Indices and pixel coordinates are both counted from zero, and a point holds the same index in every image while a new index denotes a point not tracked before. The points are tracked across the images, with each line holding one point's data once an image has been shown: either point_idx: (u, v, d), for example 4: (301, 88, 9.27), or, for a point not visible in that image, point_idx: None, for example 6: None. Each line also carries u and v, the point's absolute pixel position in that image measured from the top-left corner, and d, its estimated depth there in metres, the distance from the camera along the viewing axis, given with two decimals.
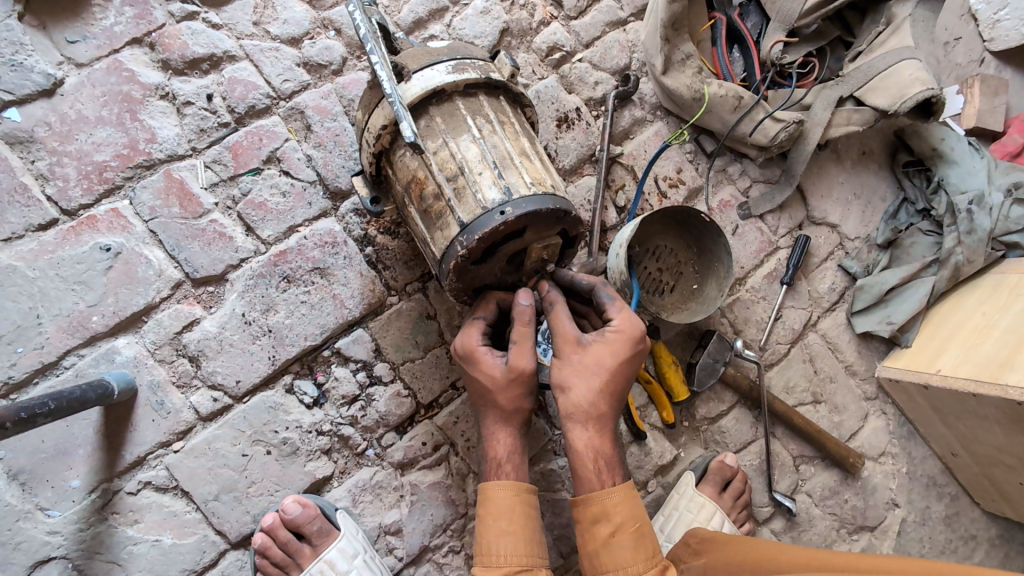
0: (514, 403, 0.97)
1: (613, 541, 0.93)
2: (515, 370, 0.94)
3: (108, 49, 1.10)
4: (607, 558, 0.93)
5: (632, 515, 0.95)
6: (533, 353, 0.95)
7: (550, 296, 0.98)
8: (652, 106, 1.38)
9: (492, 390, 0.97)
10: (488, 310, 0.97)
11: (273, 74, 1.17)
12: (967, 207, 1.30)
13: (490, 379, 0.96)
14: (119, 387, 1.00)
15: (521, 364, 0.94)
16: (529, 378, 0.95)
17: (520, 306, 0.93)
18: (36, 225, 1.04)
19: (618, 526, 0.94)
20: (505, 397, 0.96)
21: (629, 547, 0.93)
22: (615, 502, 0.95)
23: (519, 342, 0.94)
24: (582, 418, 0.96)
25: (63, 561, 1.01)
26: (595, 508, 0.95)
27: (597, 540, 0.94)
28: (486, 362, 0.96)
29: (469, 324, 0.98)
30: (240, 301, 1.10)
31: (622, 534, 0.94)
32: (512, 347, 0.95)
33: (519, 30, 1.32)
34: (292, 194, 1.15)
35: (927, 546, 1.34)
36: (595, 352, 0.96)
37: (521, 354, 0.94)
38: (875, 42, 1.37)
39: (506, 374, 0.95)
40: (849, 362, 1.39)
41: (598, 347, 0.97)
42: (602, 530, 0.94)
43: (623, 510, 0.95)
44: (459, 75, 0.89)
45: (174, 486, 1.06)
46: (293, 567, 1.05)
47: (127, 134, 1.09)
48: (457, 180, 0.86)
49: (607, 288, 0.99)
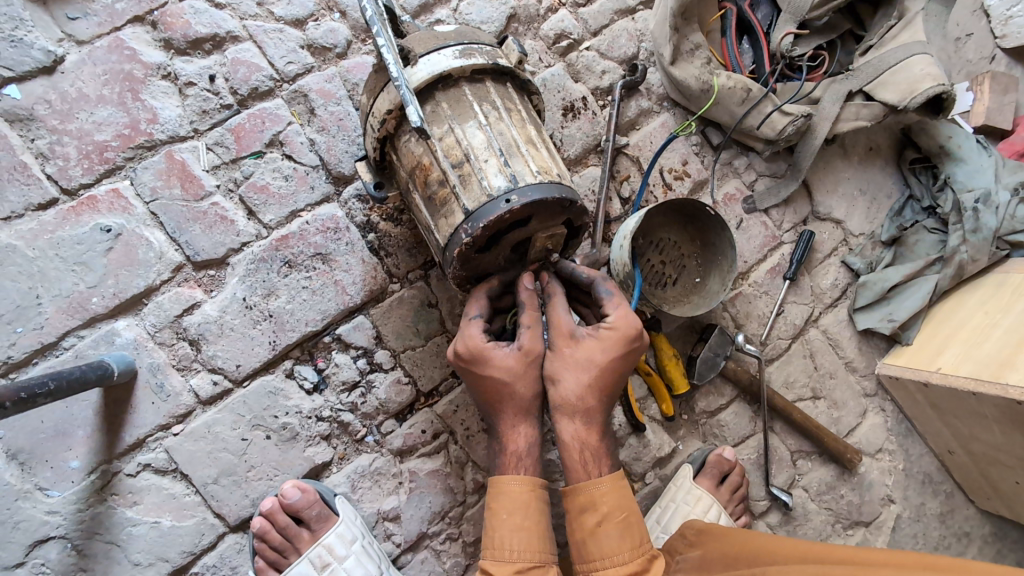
0: (530, 389, 0.97)
1: (599, 531, 0.93)
2: (530, 351, 0.96)
3: (109, 26, 1.08)
4: (594, 548, 0.93)
5: (619, 506, 0.95)
6: (541, 336, 0.97)
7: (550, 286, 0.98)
8: (659, 97, 1.37)
9: (509, 381, 0.96)
10: (477, 306, 0.96)
11: (277, 56, 1.15)
12: (973, 206, 1.29)
13: (503, 371, 0.95)
14: (118, 368, 1.00)
15: (533, 346, 0.96)
16: (540, 359, 0.97)
17: (526, 290, 0.95)
18: (36, 205, 1.03)
19: (604, 515, 0.94)
20: (523, 384, 0.96)
21: (616, 536, 0.93)
22: (600, 493, 0.95)
23: (530, 325, 0.95)
24: (570, 410, 0.97)
25: (60, 541, 1.01)
26: (582, 497, 0.95)
27: (583, 530, 0.94)
28: (497, 356, 0.95)
29: (468, 322, 0.95)
30: (241, 285, 1.10)
31: (608, 523, 0.94)
32: (524, 331, 0.95)
33: (527, 16, 1.31)
34: (294, 178, 1.14)
35: (920, 542, 1.35)
36: (589, 348, 0.96)
37: (533, 337, 0.96)
38: (886, 36, 1.36)
39: (519, 360, 0.95)
40: (850, 359, 1.39)
41: (591, 342, 0.96)
42: (589, 519, 0.94)
43: (609, 500, 0.95)
44: (466, 60, 0.88)
45: (173, 469, 1.06)
46: (291, 552, 1.05)
47: (128, 114, 1.07)
48: (462, 168, 0.85)
49: (607, 282, 0.97)
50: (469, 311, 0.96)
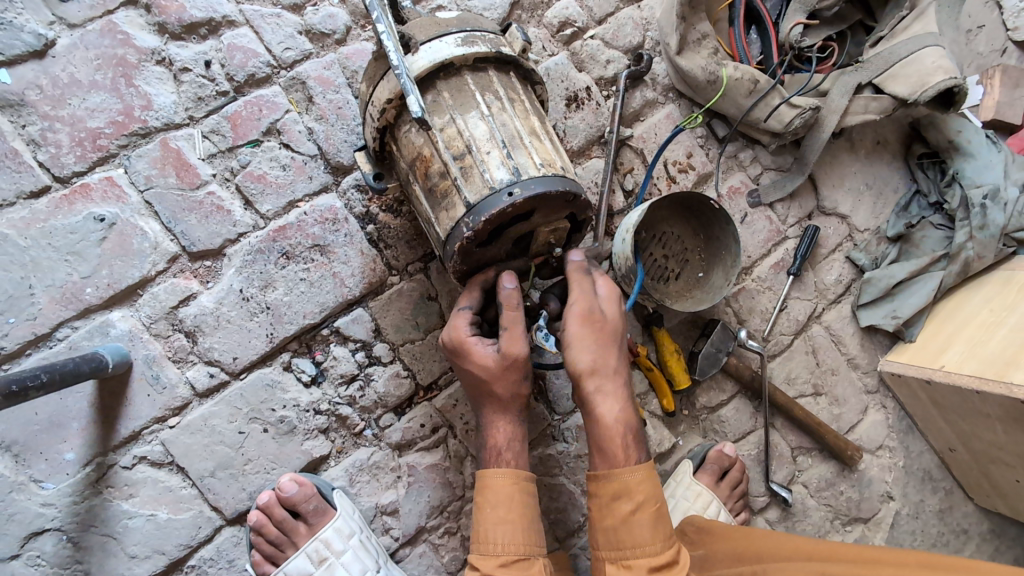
0: (508, 390, 0.96)
1: (633, 518, 0.91)
2: (509, 356, 0.93)
3: (102, 9, 1.05)
4: (627, 536, 0.90)
5: (652, 495, 0.92)
6: (524, 339, 0.93)
7: (583, 268, 0.97)
8: (664, 88, 1.34)
9: (487, 379, 0.95)
10: (470, 299, 0.94)
11: (274, 41, 1.13)
12: (982, 202, 1.27)
13: (482, 369, 0.94)
14: (113, 360, 0.98)
15: (512, 351, 0.92)
16: (519, 364, 0.94)
17: (505, 291, 0.91)
18: (28, 193, 1.01)
19: (640, 503, 0.91)
20: (499, 384, 0.95)
21: (649, 526, 0.90)
22: (636, 481, 0.92)
23: (509, 328, 0.92)
24: (606, 377, 0.95)
25: (56, 534, 1.00)
26: (617, 483, 0.92)
27: (615, 517, 0.91)
28: (476, 353, 0.94)
29: (457, 313, 0.95)
30: (238, 276, 1.08)
31: (642, 511, 0.91)
32: (503, 334, 0.92)
33: (530, 4, 1.28)
34: (292, 168, 1.11)
35: (919, 539, 1.35)
36: (612, 315, 0.97)
37: (513, 340, 0.92)
38: (897, 27, 1.33)
39: (497, 362, 0.93)
40: (852, 355, 1.38)
41: (610, 305, 0.97)
42: (623, 506, 0.91)
43: (645, 488, 0.92)
44: (469, 48, 0.86)
45: (169, 461, 1.05)
46: (287, 546, 1.05)
47: (122, 101, 1.05)
48: (464, 159, 0.83)
49: (600, 255, 1.01)
50: (460, 302, 0.96)
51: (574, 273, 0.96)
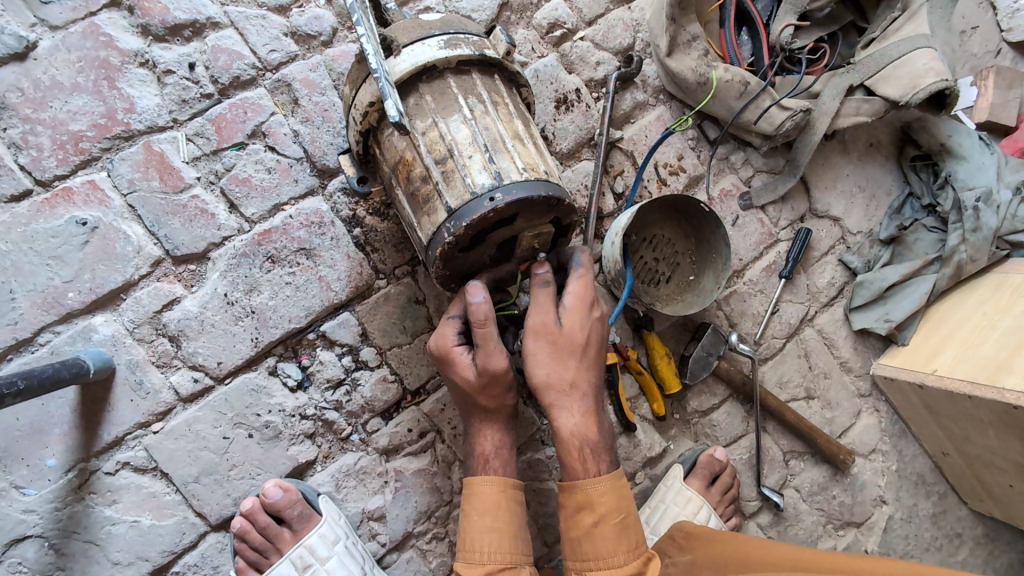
0: (492, 400, 0.97)
1: (595, 531, 0.92)
2: (488, 371, 0.92)
3: (84, 11, 1.04)
4: (588, 547, 0.92)
5: (616, 507, 0.93)
6: (504, 354, 0.92)
7: (547, 280, 0.94)
8: (655, 89, 1.33)
9: (470, 391, 0.96)
10: (459, 308, 0.95)
11: (260, 43, 1.12)
12: (974, 204, 1.26)
13: (464, 381, 0.94)
14: (95, 365, 0.97)
15: (491, 366, 0.91)
16: (499, 377, 0.93)
17: (476, 302, 0.87)
18: (9, 196, 1.00)
19: (602, 516, 0.93)
20: (482, 395, 0.96)
21: (611, 538, 0.92)
22: (598, 492, 0.94)
23: (484, 344, 0.90)
24: (563, 392, 0.94)
25: (38, 540, 0.99)
26: (578, 495, 0.94)
27: (579, 529, 0.93)
28: (459, 366, 0.94)
29: (445, 322, 0.95)
30: (222, 280, 1.07)
31: (604, 525, 0.93)
32: (480, 350, 0.91)
33: (519, 5, 1.27)
34: (278, 170, 1.10)
35: (912, 543, 1.34)
36: (570, 329, 0.94)
37: (490, 356, 0.91)
38: (889, 28, 1.32)
39: (478, 376, 0.93)
40: (845, 359, 1.37)
41: (570, 317, 0.94)
42: (586, 519, 0.93)
43: (606, 500, 0.93)
44: (452, 50, 0.84)
45: (153, 467, 1.04)
46: (271, 552, 1.04)
47: (104, 103, 1.04)
48: (446, 163, 0.82)
49: (580, 253, 0.96)
50: (450, 310, 0.95)
51: (537, 285, 0.93)
